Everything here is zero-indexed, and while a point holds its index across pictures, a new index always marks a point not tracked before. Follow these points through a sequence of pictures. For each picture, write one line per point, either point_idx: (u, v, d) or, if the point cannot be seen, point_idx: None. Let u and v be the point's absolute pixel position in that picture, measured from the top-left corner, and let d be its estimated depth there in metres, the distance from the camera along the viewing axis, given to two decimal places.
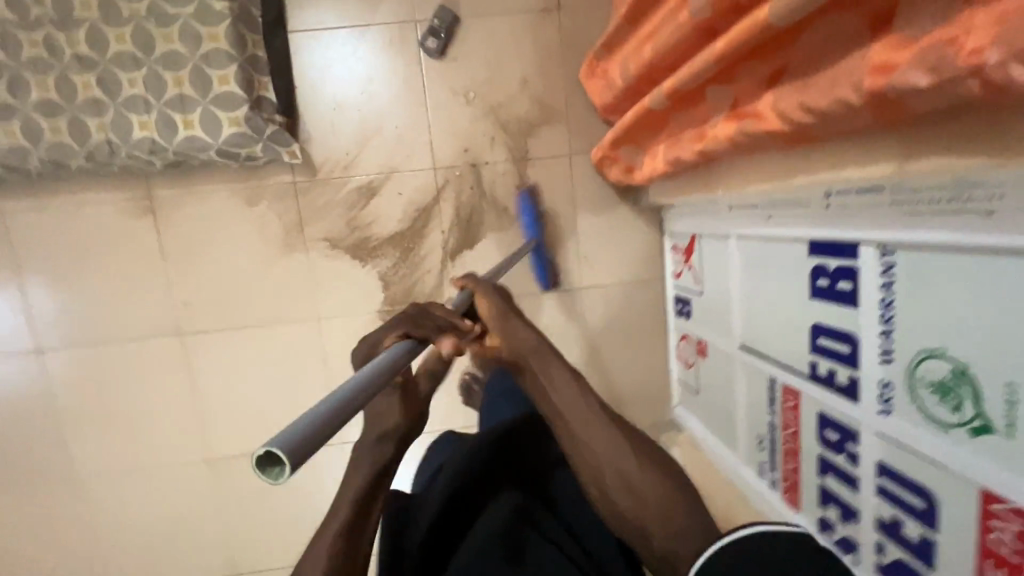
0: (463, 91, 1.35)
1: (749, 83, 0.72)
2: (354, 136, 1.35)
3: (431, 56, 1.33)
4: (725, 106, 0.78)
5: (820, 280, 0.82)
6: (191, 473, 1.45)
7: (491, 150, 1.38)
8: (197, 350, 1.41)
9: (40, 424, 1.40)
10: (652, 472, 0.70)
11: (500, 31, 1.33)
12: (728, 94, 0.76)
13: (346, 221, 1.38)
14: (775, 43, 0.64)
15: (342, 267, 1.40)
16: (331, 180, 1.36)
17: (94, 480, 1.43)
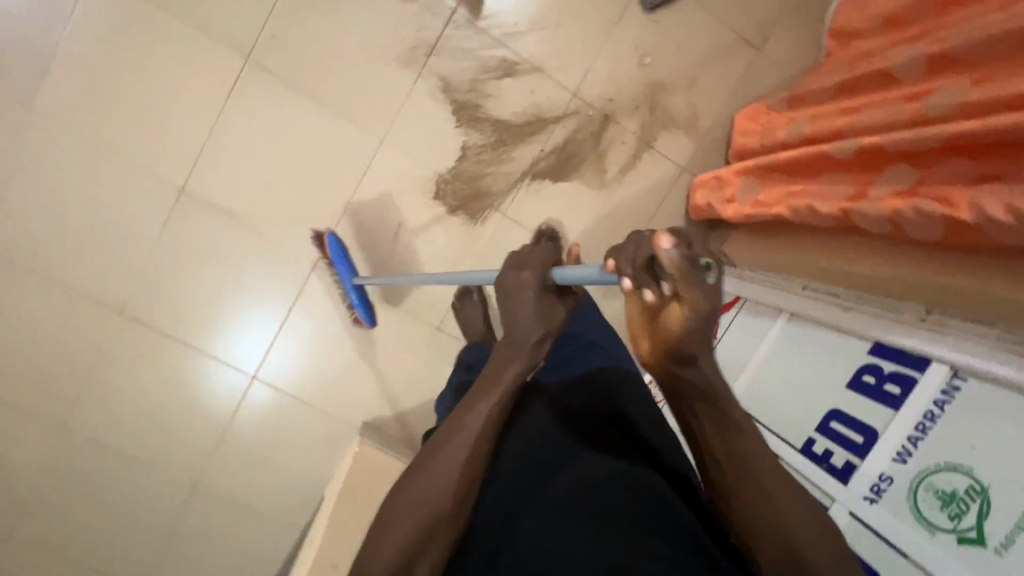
0: (643, 51, 1.37)
1: (949, 175, 0.80)
2: (531, 15, 1.33)
3: (641, 4, 1.35)
4: (903, 183, 0.85)
5: (865, 376, 0.90)
6: (155, 190, 1.29)
7: (629, 116, 1.39)
8: (249, 83, 1.27)
9: (36, 30, 1.19)
10: (783, 492, 0.55)
11: (707, 29, 1.37)
12: (916, 174, 0.84)
13: (470, 78, 1.33)
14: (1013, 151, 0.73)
15: (436, 113, 1.34)
16: (485, 35, 1.32)
17: (49, 122, 1.22)
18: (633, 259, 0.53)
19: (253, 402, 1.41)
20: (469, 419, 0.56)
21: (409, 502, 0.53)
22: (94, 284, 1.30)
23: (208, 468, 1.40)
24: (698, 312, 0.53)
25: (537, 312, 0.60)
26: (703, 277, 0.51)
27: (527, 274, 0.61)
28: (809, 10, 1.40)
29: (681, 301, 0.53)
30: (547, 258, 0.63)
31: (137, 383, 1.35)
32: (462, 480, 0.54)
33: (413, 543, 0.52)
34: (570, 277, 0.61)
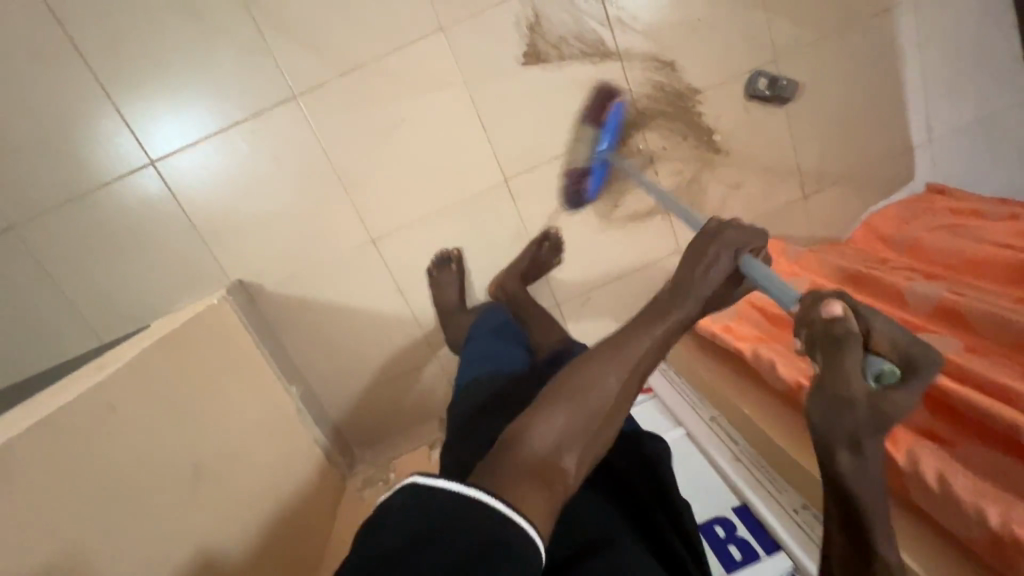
0: (719, 127, 1.30)
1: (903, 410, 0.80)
2: (651, 19, 1.21)
3: (747, 86, 1.28)
4: None
5: (717, 527, 0.94)
6: None
7: (669, 173, 1.32)
8: None
9: None
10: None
11: (780, 149, 1.34)
12: None
13: (560, 35, 1.20)
14: (967, 422, 0.73)
15: (504, 42, 1.19)
16: (600, 5, 1.19)
17: None
18: (810, 321, 0.60)
19: (136, 187, 1.21)
20: (634, 345, 0.68)
21: (570, 396, 0.64)
22: None
23: (44, 218, 1.20)
24: (846, 397, 0.57)
25: (719, 286, 0.73)
26: (866, 368, 0.57)
27: (719, 240, 0.73)
28: (867, 195, 1.41)
29: (824, 374, 0.58)
30: (737, 244, 0.73)
31: (14, 83, 1.13)
32: (625, 395, 0.66)
33: (563, 433, 0.62)
34: (751, 271, 0.71)
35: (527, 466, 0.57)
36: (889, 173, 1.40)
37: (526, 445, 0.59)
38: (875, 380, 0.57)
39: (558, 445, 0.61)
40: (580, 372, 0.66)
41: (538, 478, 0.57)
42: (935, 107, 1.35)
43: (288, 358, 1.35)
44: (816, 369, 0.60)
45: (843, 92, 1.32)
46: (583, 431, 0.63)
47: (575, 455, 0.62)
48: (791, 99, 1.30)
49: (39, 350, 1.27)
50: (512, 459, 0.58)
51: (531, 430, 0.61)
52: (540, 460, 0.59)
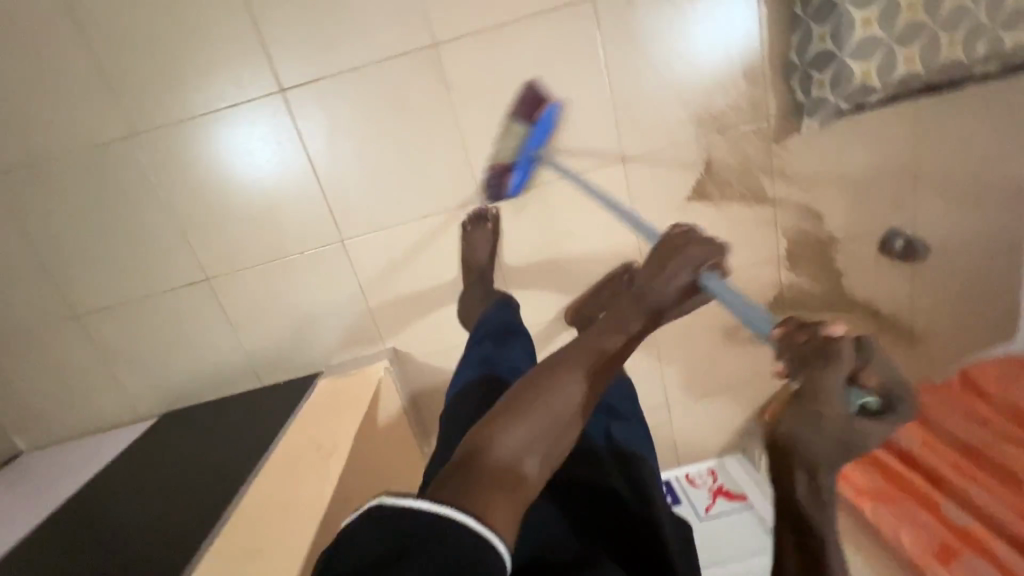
0: (849, 273, 1.41)
1: None
2: (811, 175, 1.32)
3: (884, 242, 1.38)
4: None
5: None
6: (410, 25, 1.16)
7: (794, 307, 1.44)
8: (569, 19, 1.17)
9: None
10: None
11: (901, 297, 1.45)
12: None
13: (726, 178, 1.31)
14: None
15: (675, 179, 1.30)
16: (767, 158, 1.29)
17: None
18: (793, 342, 0.53)
19: (324, 259, 1.33)
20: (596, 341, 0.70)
21: (530, 399, 0.62)
22: (282, 47, 1.17)
23: (239, 275, 1.34)
24: (815, 414, 0.49)
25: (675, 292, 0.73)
26: (849, 398, 0.49)
27: (692, 247, 0.75)
28: (968, 347, 1.52)
29: (800, 392, 0.50)
30: (697, 260, 0.74)
31: (237, 158, 1.25)
32: (573, 417, 0.63)
33: (526, 448, 0.58)
34: (710, 288, 0.69)
35: (491, 468, 0.55)
36: (996, 332, 1.51)
37: (495, 444, 0.58)
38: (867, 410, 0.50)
39: (526, 445, 0.59)
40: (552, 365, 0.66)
41: (498, 482, 0.54)
42: None
43: (421, 417, 1.48)
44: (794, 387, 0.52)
45: (967, 257, 1.43)
46: (548, 432, 0.61)
47: (546, 449, 0.60)
48: (921, 258, 1.40)
49: (212, 382, 1.42)
50: (477, 459, 0.56)
51: (504, 422, 0.60)
52: (503, 464, 0.56)
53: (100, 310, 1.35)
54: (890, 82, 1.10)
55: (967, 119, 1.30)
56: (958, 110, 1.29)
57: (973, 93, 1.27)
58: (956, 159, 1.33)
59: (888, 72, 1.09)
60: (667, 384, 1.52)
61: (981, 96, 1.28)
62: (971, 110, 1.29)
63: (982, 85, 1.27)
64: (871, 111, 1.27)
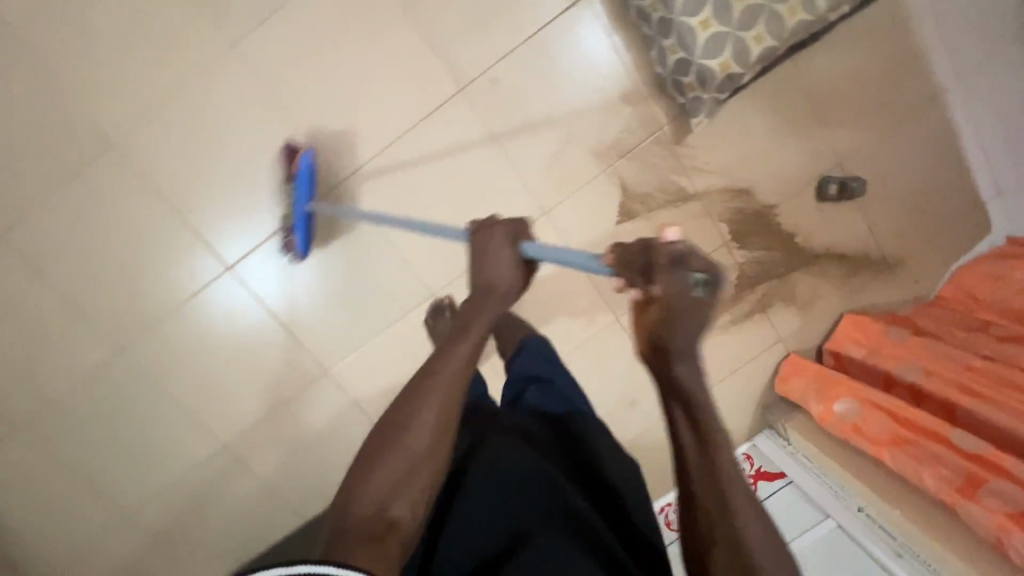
0: (799, 230, 1.44)
1: None
2: (723, 160, 1.36)
3: (820, 192, 1.41)
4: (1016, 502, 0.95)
5: None
6: (314, 172, 1.28)
7: (759, 280, 1.47)
8: (447, 114, 1.27)
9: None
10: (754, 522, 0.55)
11: (858, 233, 1.46)
12: None
13: (645, 192, 1.36)
14: None
15: (600, 211, 1.36)
16: (676, 160, 1.34)
17: (256, 70, 1.21)
18: (633, 260, 0.63)
19: (314, 394, 1.43)
20: (452, 357, 0.66)
21: (392, 436, 0.62)
22: (213, 233, 1.30)
23: (246, 434, 1.43)
24: (678, 311, 0.58)
25: (515, 268, 0.74)
26: (687, 281, 0.59)
27: (502, 228, 0.76)
28: (948, 254, 1.52)
29: (669, 297, 0.58)
30: (513, 231, 0.76)
31: (210, 339, 1.37)
32: (439, 433, 0.63)
33: (393, 478, 0.60)
34: (541, 254, 0.74)
35: (356, 523, 0.56)
36: (970, 230, 1.50)
37: (357, 497, 0.58)
38: (700, 288, 0.59)
39: (386, 489, 0.59)
40: (400, 408, 0.63)
41: (365, 534, 0.55)
42: (997, 164, 1.47)
43: None
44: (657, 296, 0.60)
45: (906, 174, 1.44)
46: (408, 468, 0.60)
47: (408, 488, 0.60)
48: (863, 194, 1.42)
49: (261, 534, 1.52)
50: (340, 520, 0.57)
51: (368, 468, 0.60)
52: (370, 515, 0.57)
53: (138, 511, 1.45)
54: (750, 63, 1.15)
55: (848, 56, 1.33)
56: (834, 52, 1.32)
57: (841, 32, 1.31)
58: (857, 94, 1.36)
59: (745, 57, 1.14)
60: None
61: (850, 33, 1.32)
62: (847, 47, 1.32)
63: (848, 23, 1.31)
64: (754, 85, 1.31)
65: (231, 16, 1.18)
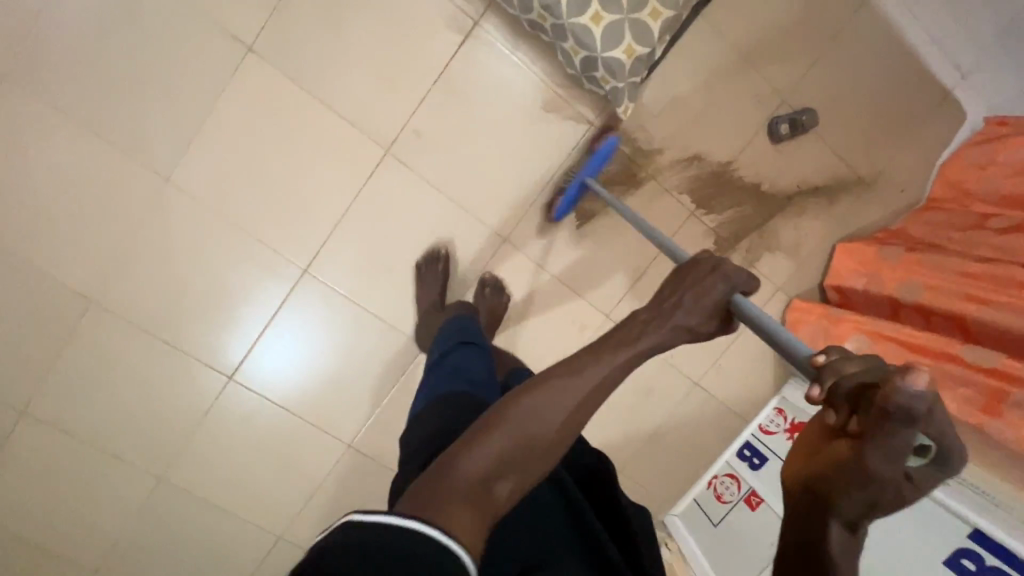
0: (763, 178, 1.40)
1: None
2: (665, 134, 1.33)
3: (773, 134, 1.36)
4: None
5: (965, 561, 0.98)
6: (280, 268, 1.32)
7: (739, 238, 1.43)
8: (383, 177, 1.28)
9: (192, 112, 1.19)
10: None
11: (826, 162, 1.41)
12: None
13: (598, 189, 1.34)
14: None
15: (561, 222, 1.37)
16: (618, 150, 1.33)
17: (190, 193, 1.24)
18: (843, 379, 0.49)
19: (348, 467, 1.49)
20: (592, 365, 0.63)
21: (517, 423, 0.59)
22: (208, 351, 1.36)
23: (298, 521, 1.50)
24: (877, 472, 0.48)
25: (707, 312, 0.65)
26: (906, 447, 0.46)
27: (723, 268, 0.65)
28: (927, 153, 1.45)
29: (866, 444, 0.48)
30: (734, 281, 0.65)
31: (234, 446, 1.43)
32: (564, 430, 0.61)
33: (501, 455, 0.58)
34: (747, 313, 0.61)
35: (461, 484, 0.54)
36: (942, 121, 1.43)
37: (463, 459, 0.56)
38: (914, 457, 0.48)
39: (496, 466, 0.57)
40: (526, 394, 0.61)
41: (463, 497, 0.53)
42: (949, 47, 1.39)
43: None
44: (849, 429, 0.50)
45: (857, 88, 1.38)
46: (523, 452, 0.59)
47: (517, 476, 0.58)
48: (817, 122, 1.36)
49: None
50: (437, 475, 0.55)
51: (485, 436, 0.59)
52: (472, 482, 0.55)
53: None
54: (654, 40, 1.13)
55: None
56: None
57: None
58: (781, 25, 1.30)
59: (646, 37, 1.12)
60: (683, 367, 1.53)
61: None
62: None
63: None
64: (674, 50, 1.27)
65: (150, 151, 1.20)
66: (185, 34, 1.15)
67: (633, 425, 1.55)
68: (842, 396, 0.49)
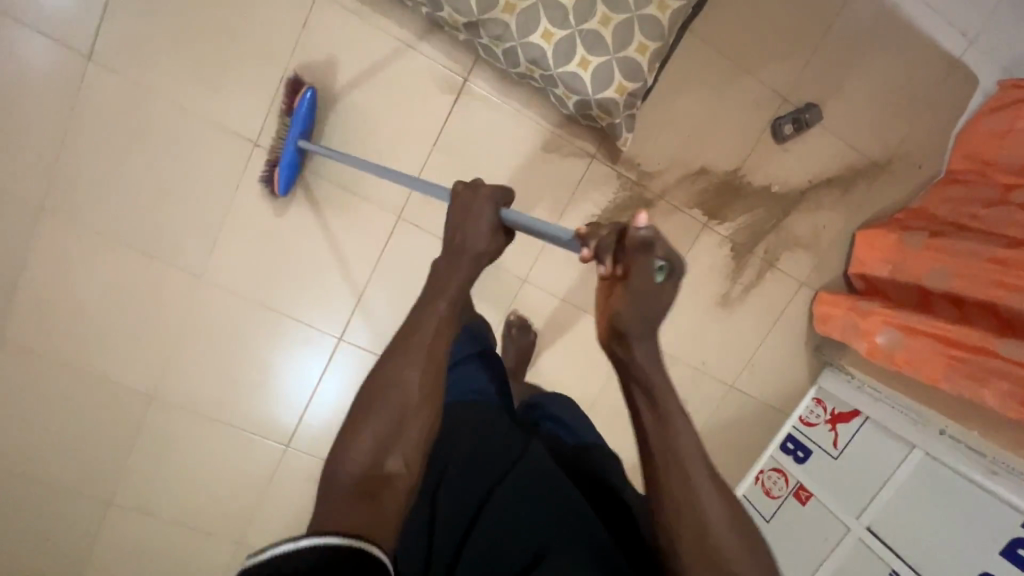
0: (772, 178, 1.38)
1: None
2: (667, 152, 1.33)
3: (777, 135, 1.34)
4: None
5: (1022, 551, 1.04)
6: (316, 338, 1.38)
7: (756, 241, 1.43)
8: (399, 241, 1.34)
9: (209, 208, 1.25)
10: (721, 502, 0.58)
11: (835, 152, 1.39)
12: None
13: (608, 217, 1.35)
14: None
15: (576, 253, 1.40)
16: (622, 176, 1.33)
17: (220, 283, 1.31)
18: (603, 242, 0.62)
19: None
20: (430, 315, 0.66)
21: (375, 399, 0.60)
22: (262, 422, 1.43)
23: None
24: (636, 292, 0.60)
25: (488, 234, 0.71)
26: (651, 270, 0.59)
27: (484, 189, 0.73)
28: (941, 124, 1.41)
29: (625, 283, 0.60)
30: (495, 197, 0.73)
31: (300, 510, 1.50)
32: (425, 386, 0.62)
33: (380, 435, 0.58)
34: (516, 221, 0.72)
35: (352, 476, 0.56)
36: (953, 91, 1.38)
37: (344, 460, 0.57)
38: (659, 273, 0.60)
39: (377, 447, 0.58)
40: (382, 370, 0.62)
41: (358, 495, 0.54)
42: (951, 14, 1.34)
43: None
44: (612, 269, 0.62)
45: (859, 72, 1.34)
46: (394, 427, 0.59)
47: (402, 447, 0.58)
48: (822, 117, 1.34)
49: None
50: (329, 481, 0.56)
51: (363, 420, 0.59)
52: (361, 476, 0.55)
53: None
54: (645, 72, 1.12)
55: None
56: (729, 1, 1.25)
57: None
58: (771, 27, 1.28)
59: (637, 71, 1.11)
60: (718, 374, 1.52)
61: None
62: None
63: None
64: (665, 72, 1.26)
65: (178, 250, 1.27)
66: (191, 137, 1.20)
67: None
68: (607, 254, 0.62)
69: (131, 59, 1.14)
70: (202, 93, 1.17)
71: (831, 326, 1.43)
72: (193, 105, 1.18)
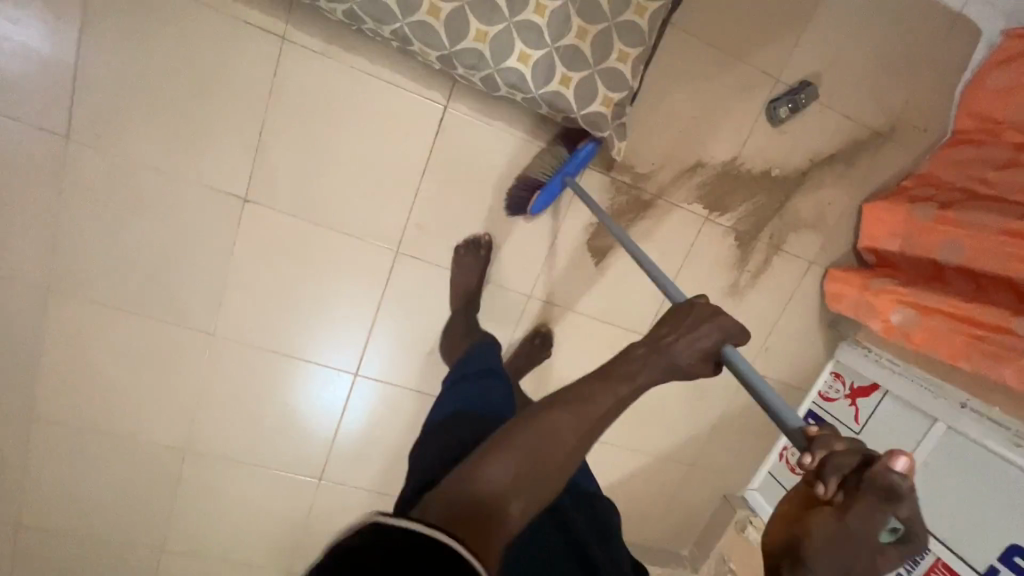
0: (772, 162, 1.35)
1: None
2: (661, 151, 1.29)
3: (773, 119, 1.30)
4: None
5: None
6: (332, 376, 1.41)
7: (760, 227, 1.40)
8: (400, 273, 1.33)
9: (210, 265, 1.26)
10: None
11: (836, 127, 1.34)
12: None
13: (606, 222, 1.33)
14: None
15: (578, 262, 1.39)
16: (617, 181, 1.30)
17: (234, 335, 1.33)
18: (831, 451, 0.54)
19: None
20: (602, 390, 0.70)
21: (531, 447, 0.66)
22: (291, 460, 1.47)
23: None
24: (842, 535, 0.51)
25: (700, 356, 0.72)
26: (882, 528, 0.51)
27: (705, 309, 0.73)
28: (944, 85, 1.35)
29: (842, 524, 0.52)
30: (725, 325, 0.72)
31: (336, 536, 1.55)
32: (571, 449, 0.67)
33: (512, 479, 0.63)
34: (734, 360, 0.68)
35: (474, 500, 0.60)
36: (954, 48, 1.32)
37: (478, 477, 0.62)
38: (890, 535, 0.52)
39: (506, 488, 0.63)
40: (541, 416, 0.68)
41: (474, 515, 0.59)
42: None
43: None
44: (834, 497, 0.53)
45: (854, 41, 1.28)
46: (534, 472, 0.65)
47: (526, 496, 0.64)
48: (818, 94, 1.29)
49: None
50: (458, 490, 0.61)
51: (496, 455, 0.64)
52: (485, 501, 0.61)
53: None
54: (629, 81, 1.08)
55: None
56: None
57: None
58: (756, 9, 1.22)
59: (620, 81, 1.07)
60: None
61: None
62: None
63: None
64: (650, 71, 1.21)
65: (187, 309, 1.29)
66: (182, 198, 1.20)
67: (693, 421, 1.60)
68: (823, 464, 0.54)
69: (110, 128, 1.13)
70: (190, 154, 1.17)
71: (843, 304, 1.41)
72: (179, 166, 1.18)
